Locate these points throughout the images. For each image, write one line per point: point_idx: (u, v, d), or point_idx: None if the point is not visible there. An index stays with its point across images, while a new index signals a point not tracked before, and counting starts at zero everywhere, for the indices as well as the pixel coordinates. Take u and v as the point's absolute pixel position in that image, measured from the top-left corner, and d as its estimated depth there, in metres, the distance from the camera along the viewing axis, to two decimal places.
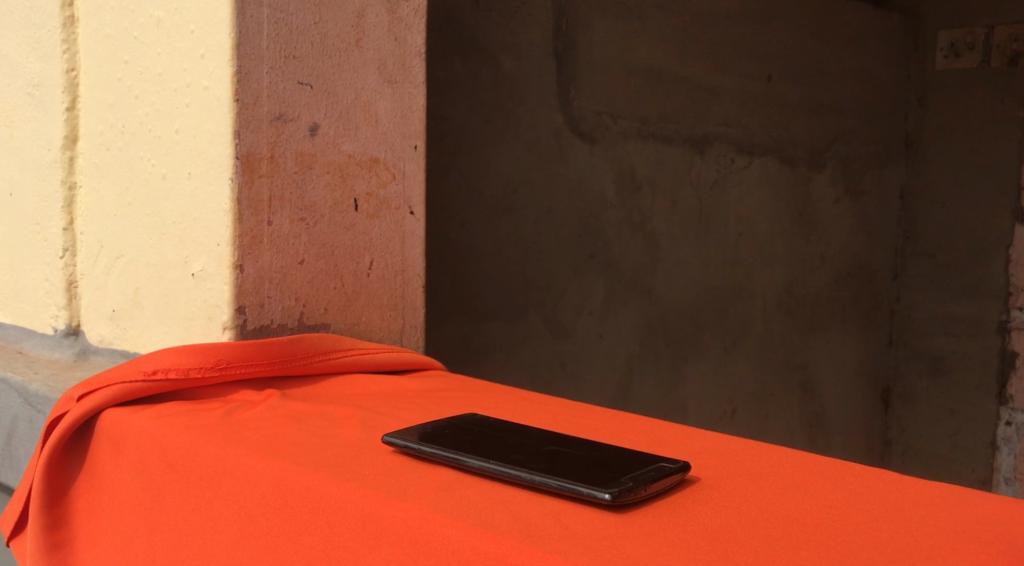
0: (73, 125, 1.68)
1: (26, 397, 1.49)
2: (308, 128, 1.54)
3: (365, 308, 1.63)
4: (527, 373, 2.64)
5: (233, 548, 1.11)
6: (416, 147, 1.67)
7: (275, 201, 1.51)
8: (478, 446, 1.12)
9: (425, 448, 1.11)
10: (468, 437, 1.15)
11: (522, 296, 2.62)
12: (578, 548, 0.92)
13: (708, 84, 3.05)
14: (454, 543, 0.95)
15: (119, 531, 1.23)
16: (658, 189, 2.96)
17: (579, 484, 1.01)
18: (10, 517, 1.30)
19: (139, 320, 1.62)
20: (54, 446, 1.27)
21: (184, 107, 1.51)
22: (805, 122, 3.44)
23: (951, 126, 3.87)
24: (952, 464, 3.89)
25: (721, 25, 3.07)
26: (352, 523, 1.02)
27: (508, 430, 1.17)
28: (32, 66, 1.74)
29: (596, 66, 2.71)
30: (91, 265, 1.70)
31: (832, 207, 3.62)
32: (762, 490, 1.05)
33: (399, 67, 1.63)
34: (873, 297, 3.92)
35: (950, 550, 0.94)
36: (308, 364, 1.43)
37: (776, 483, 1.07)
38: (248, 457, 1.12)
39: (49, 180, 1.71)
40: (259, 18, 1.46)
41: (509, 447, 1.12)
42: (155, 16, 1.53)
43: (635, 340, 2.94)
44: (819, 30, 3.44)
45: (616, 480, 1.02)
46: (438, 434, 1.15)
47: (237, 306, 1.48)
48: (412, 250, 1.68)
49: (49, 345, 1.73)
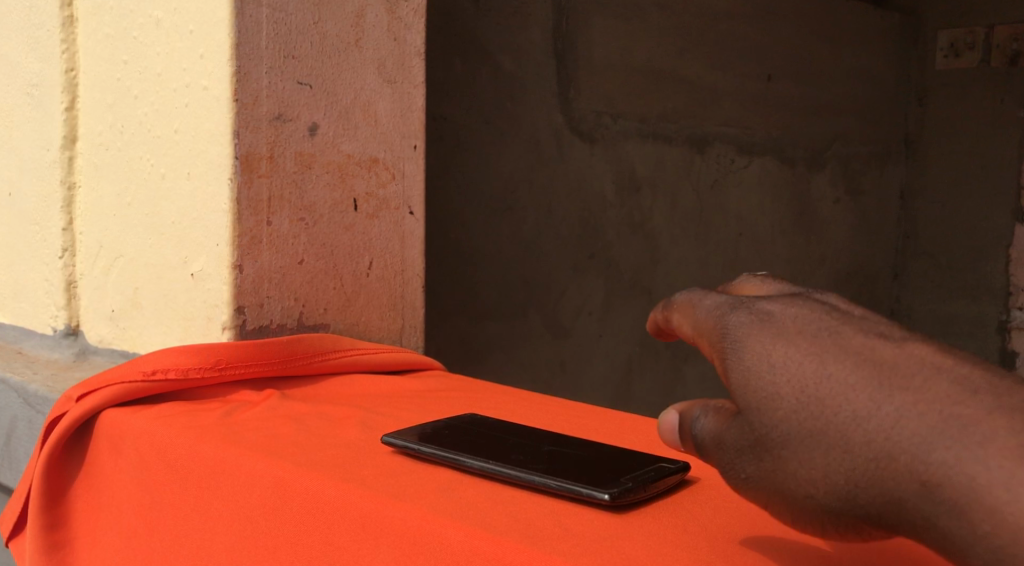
0: (72, 126, 1.68)
1: (26, 397, 1.49)
2: (308, 127, 1.54)
3: (365, 308, 1.63)
4: (526, 373, 2.64)
5: (232, 548, 1.10)
6: (416, 147, 1.67)
7: (275, 201, 1.51)
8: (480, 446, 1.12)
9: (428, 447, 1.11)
10: (466, 436, 1.15)
11: (522, 295, 2.62)
12: (578, 548, 0.92)
13: (708, 83, 3.05)
14: (453, 544, 0.95)
15: (119, 532, 1.23)
16: (657, 188, 2.96)
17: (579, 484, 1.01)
18: (10, 517, 1.30)
19: (139, 319, 1.62)
20: (54, 446, 1.27)
21: (184, 107, 1.51)
22: (804, 122, 3.43)
23: (951, 126, 3.87)
24: None
25: (721, 25, 3.06)
26: (352, 523, 1.02)
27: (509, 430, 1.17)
28: (31, 66, 1.73)
29: (596, 65, 2.71)
30: (91, 266, 1.69)
31: (832, 207, 3.61)
32: None
33: (399, 67, 1.63)
34: (874, 297, 3.91)
35: None
36: (307, 364, 1.43)
37: None
38: (248, 456, 1.12)
39: (49, 180, 1.71)
40: (259, 18, 1.46)
41: (509, 447, 1.12)
42: (155, 16, 1.53)
43: (635, 341, 2.94)
44: (820, 30, 3.44)
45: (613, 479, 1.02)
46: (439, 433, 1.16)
47: (237, 306, 1.48)
48: (412, 250, 1.68)
49: (49, 345, 1.73)
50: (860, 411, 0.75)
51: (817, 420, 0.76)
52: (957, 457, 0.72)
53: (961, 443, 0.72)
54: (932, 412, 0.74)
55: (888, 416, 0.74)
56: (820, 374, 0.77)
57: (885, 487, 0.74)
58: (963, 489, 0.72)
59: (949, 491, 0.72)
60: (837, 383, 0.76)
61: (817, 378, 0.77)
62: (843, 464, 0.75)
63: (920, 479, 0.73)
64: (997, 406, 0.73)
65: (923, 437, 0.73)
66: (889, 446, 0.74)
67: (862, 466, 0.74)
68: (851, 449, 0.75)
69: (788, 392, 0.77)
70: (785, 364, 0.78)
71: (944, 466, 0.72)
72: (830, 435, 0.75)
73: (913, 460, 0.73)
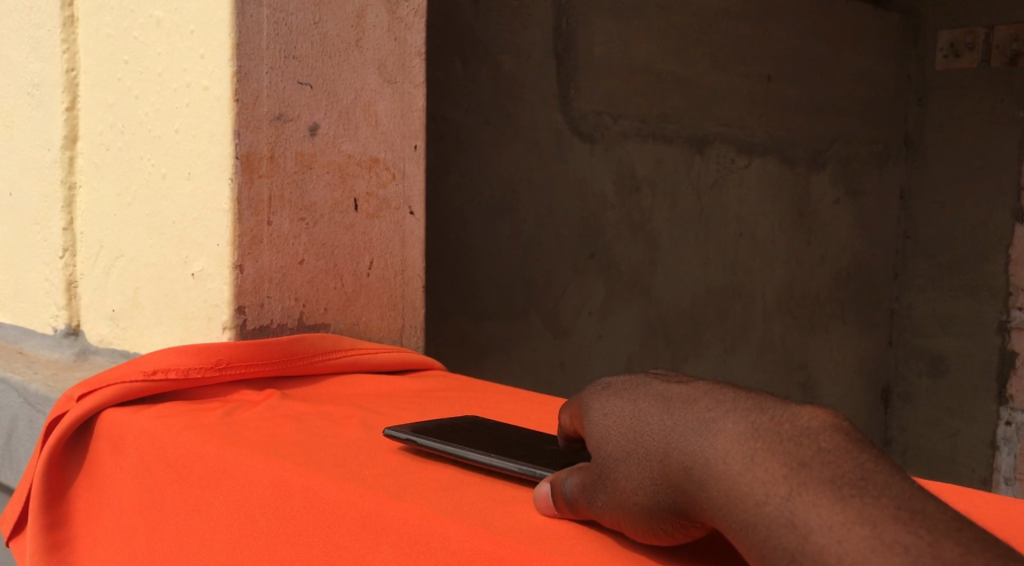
0: (73, 126, 1.68)
1: (26, 397, 1.49)
2: (308, 128, 1.54)
3: (365, 308, 1.63)
4: (526, 373, 2.65)
5: (232, 548, 1.10)
6: (416, 147, 1.67)
7: (275, 201, 1.51)
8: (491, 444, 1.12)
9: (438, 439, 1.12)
10: (468, 432, 1.15)
11: (522, 296, 2.62)
12: (577, 548, 0.92)
13: (708, 84, 3.05)
14: (453, 543, 0.95)
15: (119, 531, 1.23)
16: (658, 188, 2.96)
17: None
18: (10, 517, 1.30)
19: (139, 319, 1.63)
20: (54, 447, 1.27)
21: (184, 107, 1.51)
22: (805, 122, 3.43)
23: (951, 126, 3.87)
24: (951, 464, 3.90)
25: (721, 25, 3.06)
26: (352, 523, 1.02)
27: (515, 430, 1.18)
28: (32, 66, 1.74)
29: (596, 65, 2.71)
30: (91, 266, 1.70)
31: (832, 207, 3.62)
32: None
33: (399, 67, 1.63)
34: (874, 297, 3.92)
35: None
36: (307, 364, 1.44)
37: None
38: (248, 456, 1.12)
39: (49, 180, 1.71)
40: (259, 18, 1.46)
41: (510, 445, 1.11)
42: (155, 16, 1.53)
43: (635, 341, 2.94)
44: (820, 29, 3.44)
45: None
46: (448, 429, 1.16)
47: (237, 306, 1.48)
48: (412, 250, 1.68)
49: (49, 345, 1.73)
50: (647, 426, 0.89)
51: (614, 439, 0.90)
52: (701, 446, 0.84)
53: (704, 437, 0.85)
54: (693, 424, 0.86)
55: (661, 424, 0.88)
56: (623, 406, 0.92)
57: (670, 483, 0.86)
58: (711, 470, 0.83)
59: (705, 475, 0.83)
60: (632, 410, 0.91)
61: (622, 415, 0.91)
62: (638, 472, 0.88)
63: (685, 471, 0.85)
64: (735, 406, 0.86)
65: (682, 435, 0.86)
66: (667, 454, 0.86)
67: (649, 469, 0.87)
68: (642, 457, 0.88)
69: (598, 427, 0.93)
70: (599, 406, 0.94)
71: (697, 454, 0.84)
72: (625, 452, 0.89)
73: (679, 453, 0.85)
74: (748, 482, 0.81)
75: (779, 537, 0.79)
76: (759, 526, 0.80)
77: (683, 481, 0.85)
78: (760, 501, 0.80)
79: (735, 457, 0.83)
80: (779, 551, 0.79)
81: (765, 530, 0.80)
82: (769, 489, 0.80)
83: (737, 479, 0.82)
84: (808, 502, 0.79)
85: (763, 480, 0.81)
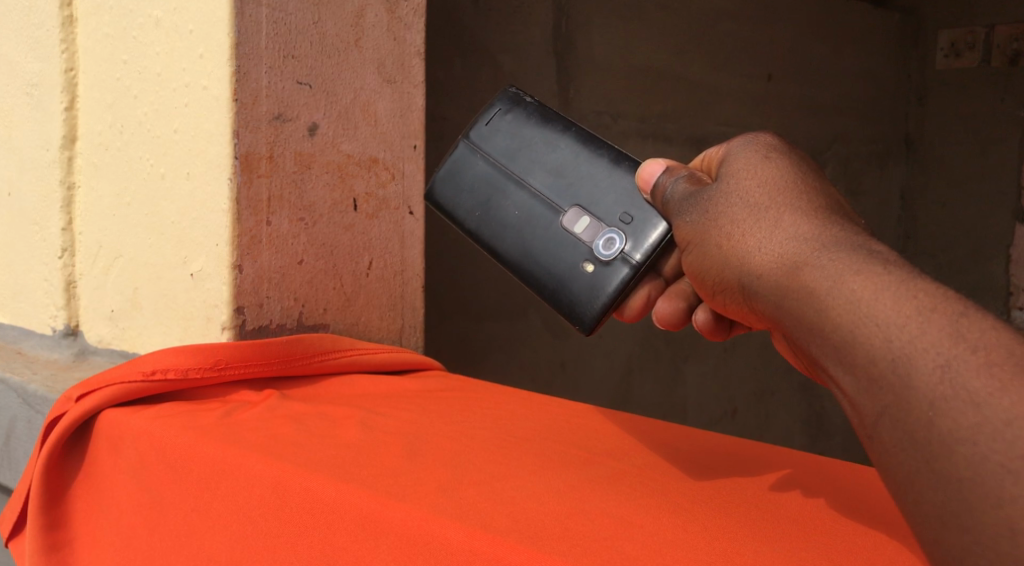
0: (72, 125, 1.68)
1: (26, 397, 1.49)
2: (308, 127, 1.53)
3: (365, 308, 1.63)
4: (528, 373, 2.69)
5: (232, 548, 1.10)
6: (416, 147, 1.67)
7: (275, 201, 1.50)
8: (540, 159, 1.25)
9: (563, 132, 1.26)
10: (526, 146, 1.27)
11: (522, 295, 2.64)
12: (577, 549, 0.92)
13: (709, 83, 3.05)
14: (452, 543, 0.94)
15: (118, 531, 1.22)
16: None
17: (647, 244, 1.17)
18: (10, 517, 1.30)
19: (139, 319, 1.62)
20: (54, 447, 1.26)
21: (184, 107, 1.51)
22: (806, 122, 3.43)
23: (951, 126, 3.88)
24: None
25: (721, 24, 3.05)
26: (351, 523, 1.01)
27: (455, 214, 1.30)
28: (32, 66, 1.73)
29: (596, 64, 2.71)
30: (90, 266, 1.69)
31: None
32: (627, 500, 1.03)
33: (398, 67, 1.64)
34: None
35: (892, 552, 0.96)
36: (306, 365, 1.43)
37: (604, 494, 1.04)
38: (247, 457, 1.12)
39: (48, 180, 1.70)
40: (258, 18, 1.46)
41: (571, 183, 1.23)
42: (155, 16, 1.53)
43: (634, 343, 3.03)
44: (820, 30, 3.43)
45: (657, 261, 1.19)
46: (502, 142, 1.28)
47: (237, 306, 1.48)
48: (412, 250, 1.69)
49: (48, 345, 1.72)
50: (814, 201, 0.92)
51: (777, 185, 0.94)
52: (858, 239, 0.87)
53: (865, 239, 0.87)
54: (856, 229, 0.89)
55: (817, 209, 0.91)
56: (797, 169, 0.96)
57: (798, 247, 0.88)
58: (871, 266, 0.83)
59: (859, 265, 0.84)
60: (804, 179, 0.95)
61: (783, 175, 0.95)
62: (767, 225, 0.92)
63: (819, 243, 0.87)
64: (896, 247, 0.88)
65: (837, 226, 0.89)
66: (811, 224, 0.89)
67: (782, 227, 0.91)
68: (798, 216, 0.91)
69: (751, 168, 0.97)
70: (773, 151, 0.98)
71: (844, 240, 0.87)
72: (784, 202, 0.92)
73: (827, 233, 0.88)
74: (910, 277, 0.82)
75: (932, 333, 0.78)
76: (909, 326, 0.79)
77: (817, 248, 0.87)
78: (915, 296, 0.80)
79: (897, 266, 0.83)
80: (929, 355, 0.78)
81: (916, 330, 0.79)
82: (934, 296, 0.80)
83: (890, 266, 0.83)
84: (980, 323, 0.78)
85: (931, 290, 0.80)
